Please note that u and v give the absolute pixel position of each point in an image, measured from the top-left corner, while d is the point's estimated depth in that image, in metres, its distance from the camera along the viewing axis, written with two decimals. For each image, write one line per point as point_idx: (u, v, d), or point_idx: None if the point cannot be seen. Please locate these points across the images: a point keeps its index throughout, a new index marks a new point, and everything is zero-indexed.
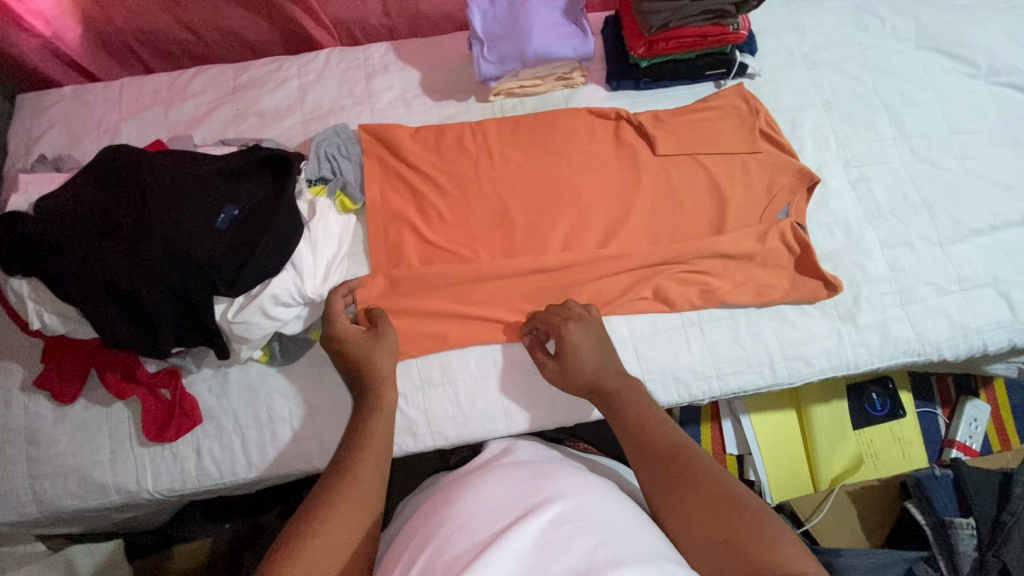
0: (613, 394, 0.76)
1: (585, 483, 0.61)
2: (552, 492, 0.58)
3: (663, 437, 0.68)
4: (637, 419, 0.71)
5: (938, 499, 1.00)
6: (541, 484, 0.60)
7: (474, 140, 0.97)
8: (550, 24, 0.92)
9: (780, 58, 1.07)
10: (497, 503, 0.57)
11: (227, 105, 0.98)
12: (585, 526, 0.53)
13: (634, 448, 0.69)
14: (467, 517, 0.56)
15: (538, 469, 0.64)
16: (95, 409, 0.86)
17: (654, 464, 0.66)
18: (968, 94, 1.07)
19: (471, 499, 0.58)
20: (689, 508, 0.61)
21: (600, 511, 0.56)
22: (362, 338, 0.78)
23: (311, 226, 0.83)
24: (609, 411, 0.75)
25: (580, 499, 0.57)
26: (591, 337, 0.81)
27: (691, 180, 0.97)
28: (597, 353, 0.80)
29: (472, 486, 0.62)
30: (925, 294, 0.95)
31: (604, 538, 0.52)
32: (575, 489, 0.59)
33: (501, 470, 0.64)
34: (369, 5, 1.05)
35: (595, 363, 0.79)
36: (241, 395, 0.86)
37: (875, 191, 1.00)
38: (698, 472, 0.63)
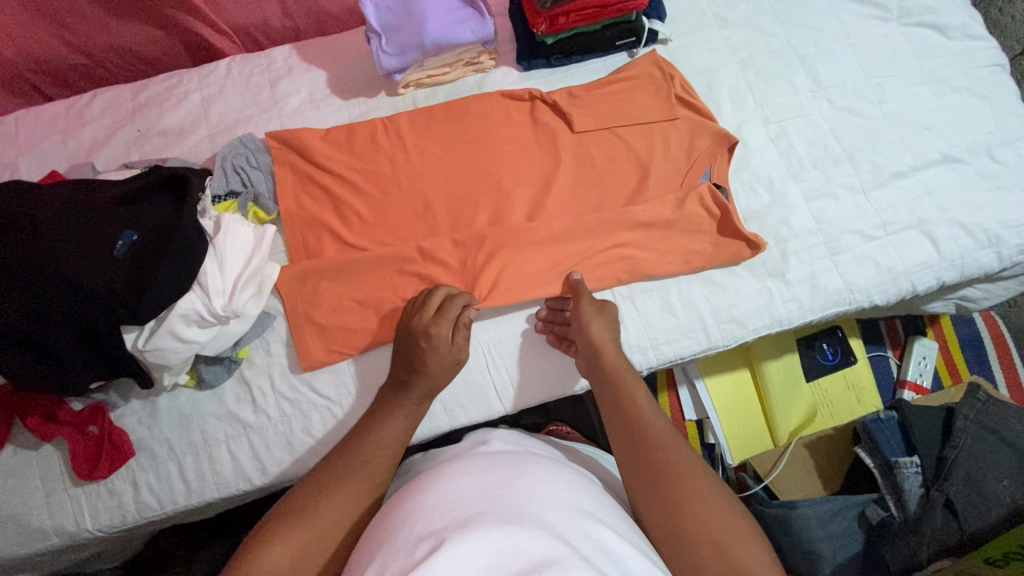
0: (615, 375, 0.77)
1: (551, 472, 0.64)
2: (523, 480, 0.59)
3: (658, 427, 0.68)
4: (633, 406, 0.71)
5: (885, 441, 1.01)
6: (510, 473, 0.61)
7: (387, 136, 0.96)
8: (446, 10, 0.89)
9: (691, 20, 1.05)
10: (461, 495, 0.56)
11: (127, 127, 0.95)
12: (554, 508, 0.55)
13: (625, 438, 0.68)
14: (432, 509, 0.55)
15: (502, 461, 0.64)
16: (24, 454, 0.83)
17: (644, 453, 0.65)
18: (881, 38, 1.07)
19: (430, 495, 0.57)
20: (681, 508, 0.59)
21: (565, 495, 0.58)
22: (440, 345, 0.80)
23: (217, 242, 0.79)
24: (608, 388, 0.76)
25: (540, 492, 0.57)
26: (608, 324, 0.84)
27: (611, 154, 0.97)
28: (610, 337, 0.83)
29: (439, 476, 0.60)
30: (852, 243, 0.96)
31: (566, 520, 0.54)
32: (540, 477, 0.61)
33: (464, 463, 0.63)
34: (268, 8, 1.02)
35: (609, 344, 0.82)
36: (173, 423, 0.84)
37: (795, 145, 1.00)
38: (690, 469, 0.63)
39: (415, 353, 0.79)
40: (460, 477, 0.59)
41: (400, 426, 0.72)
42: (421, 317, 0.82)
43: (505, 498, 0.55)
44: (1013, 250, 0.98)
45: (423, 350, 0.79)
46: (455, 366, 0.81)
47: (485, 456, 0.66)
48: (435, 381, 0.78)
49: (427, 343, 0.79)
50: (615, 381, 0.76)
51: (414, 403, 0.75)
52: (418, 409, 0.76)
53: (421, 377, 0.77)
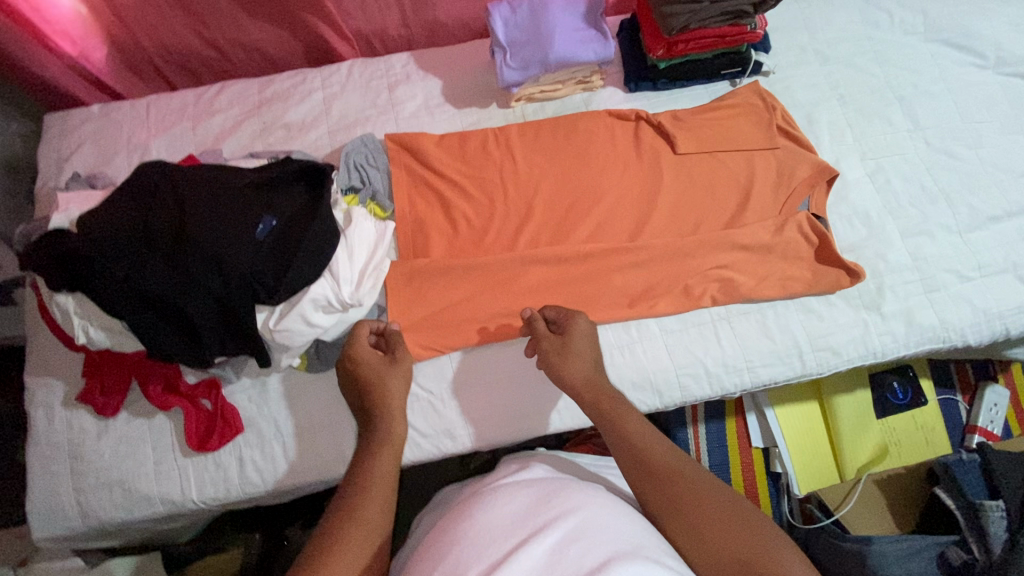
0: (603, 406, 0.74)
1: (601, 494, 0.63)
2: (570, 502, 0.60)
3: (663, 452, 0.68)
4: (632, 435, 0.70)
5: (966, 482, 1.01)
6: (554, 493, 0.62)
7: (497, 145, 1.00)
8: (571, 30, 0.92)
9: (792, 55, 1.08)
10: (509, 518, 0.58)
11: (254, 119, 1.00)
12: (600, 534, 0.55)
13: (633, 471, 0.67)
14: (476, 532, 0.57)
15: (553, 484, 0.65)
16: (137, 421, 0.87)
17: (655, 482, 0.65)
18: (978, 85, 1.09)
19: (481, 515, 0.59)
20: (705, 530, 0.61)
21: (610, 519, 0.59)
22: (379, 362, 0.80)
23: (347, 233, 0.83)
24: (602, 418, 0.74)
25: (589, 515, 0.58)
26: (580, 343, 0.81)
27: (712, 177, 0.99)
28: (591, 361, 0.80)
29: (481, 501, 0.62)
30: (948, 282, 0.96)
31: (616, 547, 0.54)
32: (586, 500, 0.61)
33: (514, 485, 0.65)
34: (389, 17, 1.07)
35: (588, 368, 0.78)
36: (281, 403, 0.88)
37: (893, 182, 1.01)
38: (700, 489, 0.64)
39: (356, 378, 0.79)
40: (496, 500, 0.62)
41: (386, 456, 0.69)
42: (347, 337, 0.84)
43: (549, 521, 0.57)
44: None
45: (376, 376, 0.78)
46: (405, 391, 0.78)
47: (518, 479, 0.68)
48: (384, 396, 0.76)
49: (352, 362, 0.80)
50: (604, 410, 0.74)
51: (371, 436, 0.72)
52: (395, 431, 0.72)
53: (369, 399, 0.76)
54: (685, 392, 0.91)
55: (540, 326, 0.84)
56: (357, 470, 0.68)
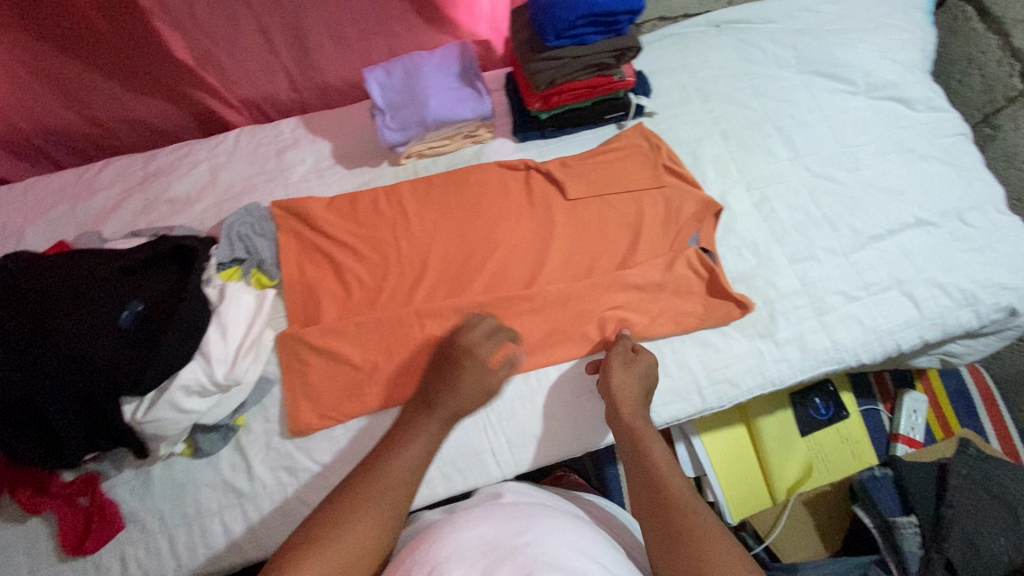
0: (634, 428, 0.80)
1: (562, 524, 0.72)
2: (555, 523, 0.71)
3: (677, 485, 0.71)
4: (652, 464, 0.75)
5: (881, 499, 1.02)
6: (522, 520, 0.70)
7: (388, 204, 0.99)
8: (447, 90, 0.94)
9: (674, 95, 1.12)
10: (505, 528, 0.68)
11: (136, 196, 0.98)
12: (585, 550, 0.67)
13: (647, 495, 0.72)
14: (448, 543, 0.65)
15: (528, 509, 0.75)
16: (8, 528, 0.81)
17: (658, 510, 0.70)
18: (853, 110, 1.14)
19: (472, 525, 0.68)
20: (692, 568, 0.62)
21: (587, 540, 0.70)
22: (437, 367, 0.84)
23: (221, 311, 0.80)
24: (630, 446, 0.80)
25: (573, 535, 0.69)
26: (635, 375, 0.86)
27: (604, 220, 1.01)
28: (640, 395, 0.84)
29: (455, 523, 0.69)
30: (836, 303, 0.99)
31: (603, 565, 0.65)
32: (564, 525, 0.72)
33: (494, 506, 0.74)
34: (276, 83, 1.08)
35: (630, 397, 0.83)
36: (166, 493, 0.83)
37: (778, 210, 1.05)
38: (701, 524, 0.65)
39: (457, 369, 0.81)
40: (474, 520, 0.70)
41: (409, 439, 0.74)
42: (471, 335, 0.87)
43: (542, 533, 0.67)
44: (990, 308, 1.02)
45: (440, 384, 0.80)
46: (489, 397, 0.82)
47: (503, 506, 0.75)
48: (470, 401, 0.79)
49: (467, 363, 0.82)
50: (631, 433, 0.80)
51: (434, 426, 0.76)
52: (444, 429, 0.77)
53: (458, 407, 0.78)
54: (588, 440, 0.93)
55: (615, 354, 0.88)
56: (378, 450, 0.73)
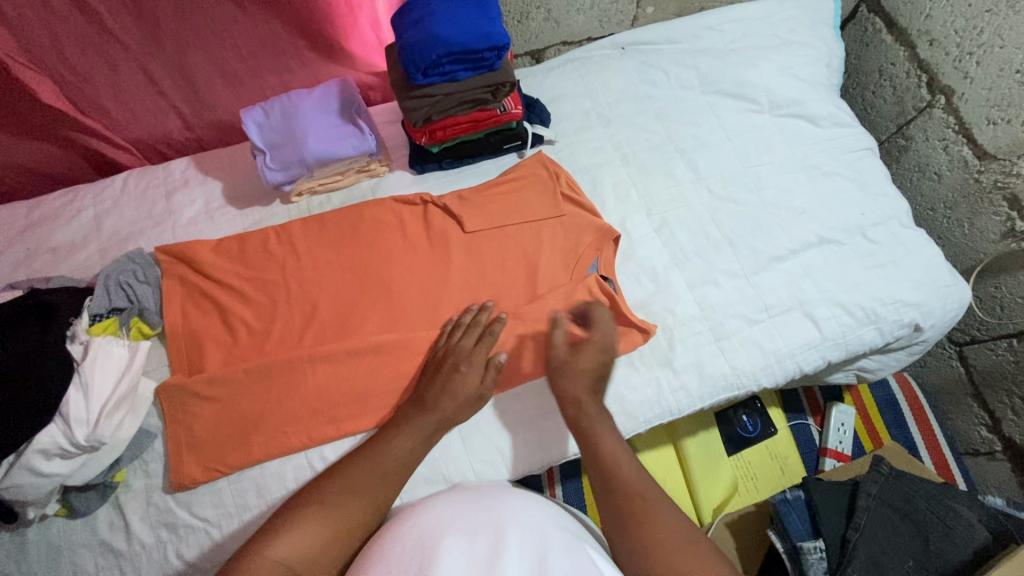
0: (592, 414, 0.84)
1: (514, 506, 0.74)
2: (507, 504, 0.75)
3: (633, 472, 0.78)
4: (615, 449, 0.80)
5: (791, 522, 1.01)
6: (494, 504, 0.75)
7: (279, 243, 0.98)
8: (327, 127, 0.92)
9: (575, 120, 1.11)
10: (458, 517, 0.71)
11: (18, 246, 0.95)
12: (538, 527, 0.70)
13: (603, 470, 0.79)
14: (422, 535, 0.68)
15: (485, 491, 0.79)
16: None
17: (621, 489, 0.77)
18: (756, 130, 1.14)
19: (434, 515, 0.72)
20: (633, 530, 0.73)
21: (540, 513, 0.74)
22: (428, 376, 0.88)
23: (82, 368, 0.78)
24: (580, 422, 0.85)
25: (524, 513, 0.73)
26: (595, 356, 0.89)
27: (502, 252, 1.00)
28: (594, 374, 0.88)
29: (423, 509, 0.74)
30: (736, 327, 0.98)
31: (549, 536, 0.69)
32: (517, 501, 0.76)
33: (456, 494, 0.79)
34: (169, 123, 1.06)
35: (585, 383, 0.87)
36: (40, 555, 0.81)
37: (678, 234, 1.04)
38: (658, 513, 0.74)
39: (447, 385, 0.85)
40: (449, 508, 0.74)
41: (404, 437, 0.82)
42: (462, 340, 0.89)
43: (493, 519, 0.71)
44: (893, 325, 1.02)
45: (430, 393, 0.85)
46: (479, 400, 0.87)
47: (462, 489, 0.80)
48: (457, 412, 0.86)
49: (462, 373, 0.86)
50: (584, 423, 0.84)
51: (427, 429, 0.84)
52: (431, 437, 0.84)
53: (449, 411, 0.85)
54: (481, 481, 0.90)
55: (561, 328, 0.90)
56: (379, 448, 0.80)
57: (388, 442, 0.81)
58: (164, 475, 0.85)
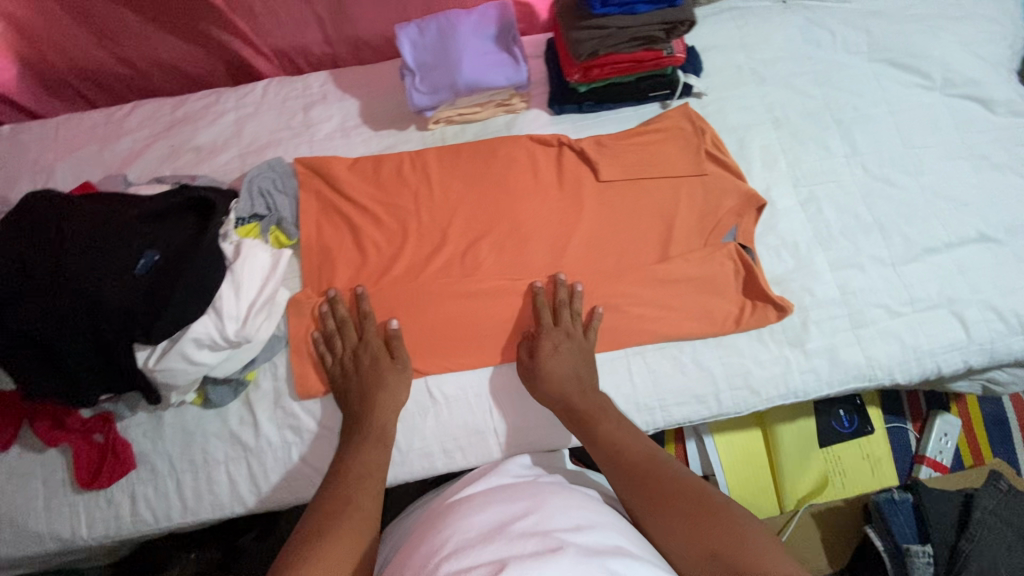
0: (586, 413, 0.80)
1: (553, 509, 0.64)
2: (545, 507, 0.64)
3: (634, 451, 0.74)
4: (609, 436, 0.77)
5: (897, 524, 0.98)
6: (532, 506, 0.65)
7: (413, 170, 0.96)
8: (481, 53, 0.89)
9: (727, 75, 1.04)
10: (489, 523, 0.62)
11: (162, 142, 0.97)
12: (586, 534, 0.59)
13: (607, 462, 0.75)
14: (462, 543, 0.59)
15: (524, 492, 0.69)
16: (29, 456, 0.84)
17: (630, 477, 0.72)
18: (923, 107, 1.04)
19: (462, 523, 0.63)
20: (655, 508, 0.68)
21: (585, 518, 0.63)
22: (346, 386, 0.83)
23: (234, 267, 0.80)
24: (579, 419, 0.80)
25: (568, 518, 0.62)
26: (568, 359, 0.84)
27: (636, 206, 0.95)
28: (573, 367, 0.84)
29: (457, 516, 0.65)
30: (876, 317, 0.93)
31: (598, 545, 0.58)
32: (560, 505, 0.66)
33: (486, 497, 0.69)
34: (309, 34, 1.04)
35: (567, 374, 0.83)
36: (176, 439, 0.85)
37: (825, 211, 0.97)
38: (675, 484, 0.69)
39: (365, 386, 0.82)
40: (483, 512, 0.64)
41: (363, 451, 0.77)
42: (346, 341, 0.85)
43: (528, 526, 0.60)
44: None
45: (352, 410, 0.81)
46: (404, 375, 0.85)
47: (474, 475, 0.80)
48: (389, 400, 0.82)
49: (368, 365, 0.83)
50: (588, 422, 0.79)
51: (373, 449, 0.78)
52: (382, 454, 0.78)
53: (380, 402, 0.81)
54: None
55: (547, 314, 0.88)
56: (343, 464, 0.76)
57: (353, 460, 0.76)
58: (292, 383, 0.87)
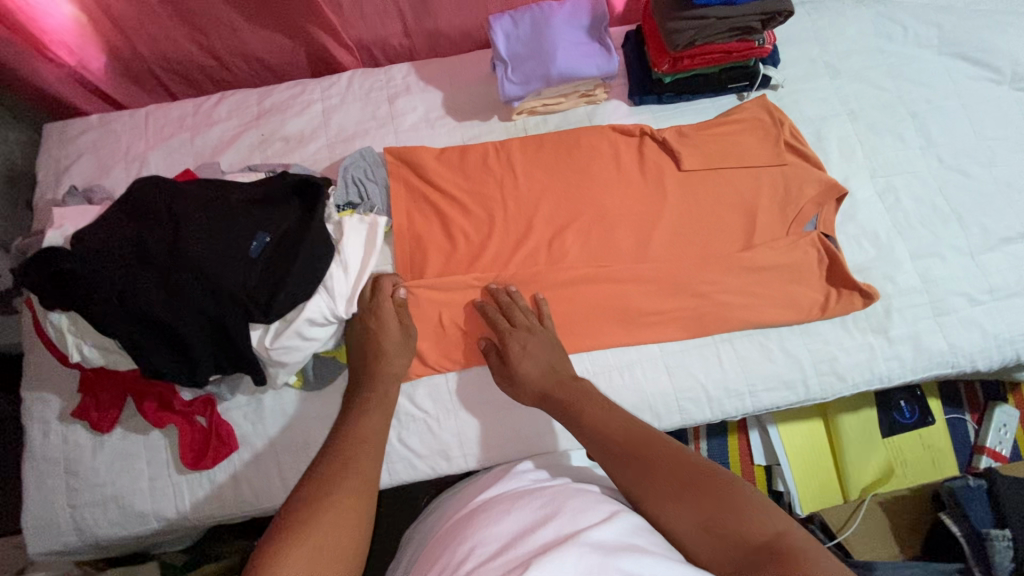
0: (568, 406, 0.76)
1: (578, 507, 0.60)
2: (565, 506, 0.61)
3: (619, 428, 0.69)
4: (593, 418, 0.71)
5: (973, 508, 0.99)
6: (548, 507, 0.61)
7: (498, 160, 0.98)
8: (574, 44, 0.92)
9: (801, 68, 1.06)
10: (503, 531, 0.58)
11: (252, 131, 0.99)
12: (603, 527, 0.55)
13: (595, 446, 0.69)
14: (477, 555, 0.55)
15: (547, 493, 0.65)
16: (133, 437, 0.86)
17: (619, 456, 0.65)
18: (994, 100, 1.06)
19: (475, 533, 0.59)
20: (652, 486, 0.62)
21: (603, 512, 0.59)
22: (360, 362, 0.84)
23: (343, 248, 0.83)
24: (565, 414, 0.76)
25: (587, 515, 0.58)
26: (534, 356, 0.84)
27: (718, 195, 0.97)
28: (541, 359, 0.83)
29: (470, 527, 0.61)
30: (957, 305, 0.94)
31: (616, 540, 0.54)
32: (584, 502, 0.61)
33: (501, 503, 0.64)
34: (391, 27, 1.06)
35: (540, 370, 0.82)
36: (276, 421, 0.87)
37: (903, 201, 0.99)
38: (667, 456, 0.63)
39: (368, 354, 0.83)
40: (493, 521, 0.60)
41: (375, 414, 0.76)
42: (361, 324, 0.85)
43: (547, 531, 0.56)
44: None
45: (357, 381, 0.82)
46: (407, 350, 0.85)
47: (489, 478, 0.77)
48: (388, 369, 0.82)
49: (376, 345, 0.83)
50: (570, 409, 0.75)
51: (375, 411, 0.76)
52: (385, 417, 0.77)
53: (376, 367, 0.82)
54: (686, 416, 0.91)
55: (502, 317, 0.87)
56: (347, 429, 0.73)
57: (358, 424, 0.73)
58: None
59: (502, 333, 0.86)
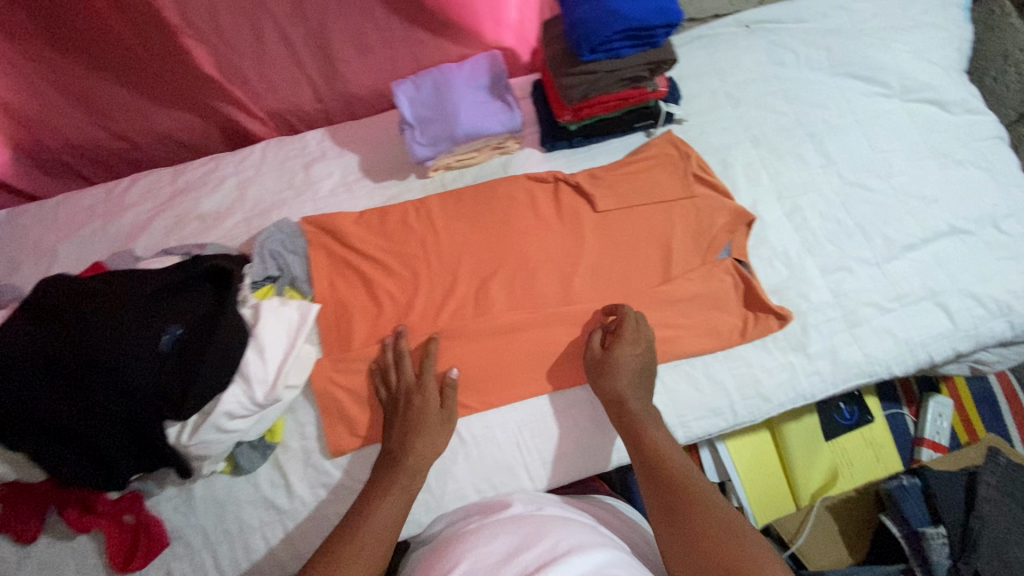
0: (636, 423, 0.81)
1: (569, 532, 0.65)
2: (556, 529, 0.66)
3: (674, 463, 0.75)
4: (654, 444, 0.78)
5: (909, 509, 1.03)
6: (538, 531, 0.66)
7: (417, 218, 0.99)
8: (477, 105, 0.98)
9: (703, 101, 1.11)
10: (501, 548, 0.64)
11: (166, 213, 0.98)
12: (587, 551, 0.60)
13: (648, 469, 0.76)
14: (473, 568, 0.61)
15: (541, 518, 0.70)
16: (59, 544, 0.83)
17: (665, 485, 0.73)
18: (886, 114, 1.12)
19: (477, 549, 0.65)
20: (681, 523, 0.68)
21: (587, 538, 0.64)
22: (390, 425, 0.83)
23: (257, 331, 0.82)
24: (627, 430, 0.82)
25: (576, 538, 0.63)
26: (635, 367, 0.85)
27: (634, 231, 0.99)
28: (635, 373, 0.85)
29: (471, 544, 0.67)
30: (868, 315, 0.98)
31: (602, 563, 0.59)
32: (567, 530, 0.66)
33: (499, 524, 0.70)
34: (301, 94, 1.07)
35: (630, 381, 0.84)
36: (208, 510, 0.85)
37: (810, 220, 1.03)
38: (704, 505, 0.69)
39: (407, 424, 0.82)
40: (493, 539, 0.66)
41: (389, 504, 0.75)
42: (404, 377, 0.86)
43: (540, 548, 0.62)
44: None
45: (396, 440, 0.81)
46: (446, 421, 0.84)
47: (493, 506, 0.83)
48: (427, 446, 0.81)
49: (416, 407, 0.83)
50: (634, 425, 0.81)
51: (405, 479, 0.78)
52: (411, 486, 0.78)
53: (419, 443, 0.80)
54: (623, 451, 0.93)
55: (626, 326, 0.88)
56: (366, 505, 0.75)
57: (377, 505, 0.75)
58: (320, 441, 0.88)
59: (614, 337, 0.87)
